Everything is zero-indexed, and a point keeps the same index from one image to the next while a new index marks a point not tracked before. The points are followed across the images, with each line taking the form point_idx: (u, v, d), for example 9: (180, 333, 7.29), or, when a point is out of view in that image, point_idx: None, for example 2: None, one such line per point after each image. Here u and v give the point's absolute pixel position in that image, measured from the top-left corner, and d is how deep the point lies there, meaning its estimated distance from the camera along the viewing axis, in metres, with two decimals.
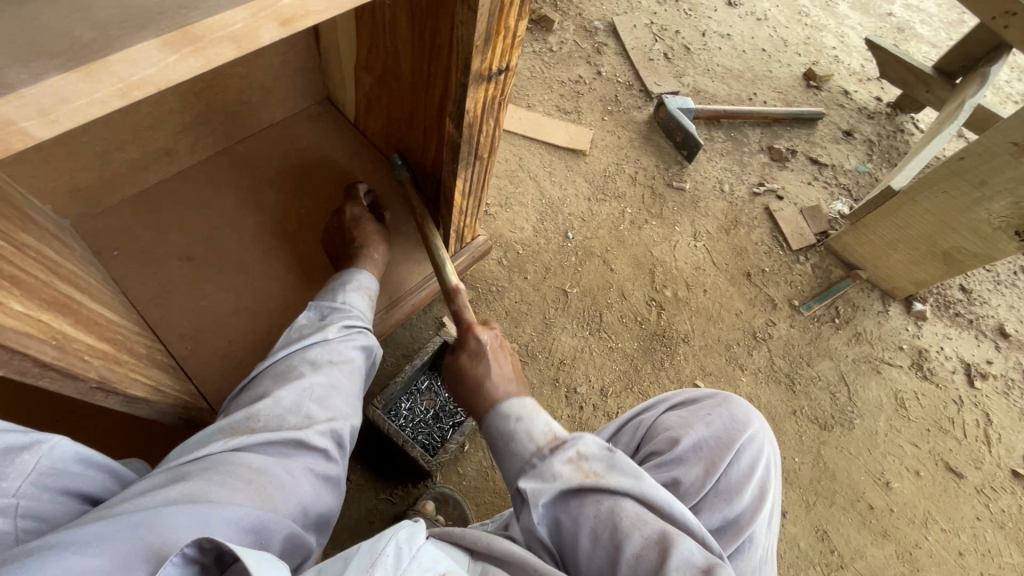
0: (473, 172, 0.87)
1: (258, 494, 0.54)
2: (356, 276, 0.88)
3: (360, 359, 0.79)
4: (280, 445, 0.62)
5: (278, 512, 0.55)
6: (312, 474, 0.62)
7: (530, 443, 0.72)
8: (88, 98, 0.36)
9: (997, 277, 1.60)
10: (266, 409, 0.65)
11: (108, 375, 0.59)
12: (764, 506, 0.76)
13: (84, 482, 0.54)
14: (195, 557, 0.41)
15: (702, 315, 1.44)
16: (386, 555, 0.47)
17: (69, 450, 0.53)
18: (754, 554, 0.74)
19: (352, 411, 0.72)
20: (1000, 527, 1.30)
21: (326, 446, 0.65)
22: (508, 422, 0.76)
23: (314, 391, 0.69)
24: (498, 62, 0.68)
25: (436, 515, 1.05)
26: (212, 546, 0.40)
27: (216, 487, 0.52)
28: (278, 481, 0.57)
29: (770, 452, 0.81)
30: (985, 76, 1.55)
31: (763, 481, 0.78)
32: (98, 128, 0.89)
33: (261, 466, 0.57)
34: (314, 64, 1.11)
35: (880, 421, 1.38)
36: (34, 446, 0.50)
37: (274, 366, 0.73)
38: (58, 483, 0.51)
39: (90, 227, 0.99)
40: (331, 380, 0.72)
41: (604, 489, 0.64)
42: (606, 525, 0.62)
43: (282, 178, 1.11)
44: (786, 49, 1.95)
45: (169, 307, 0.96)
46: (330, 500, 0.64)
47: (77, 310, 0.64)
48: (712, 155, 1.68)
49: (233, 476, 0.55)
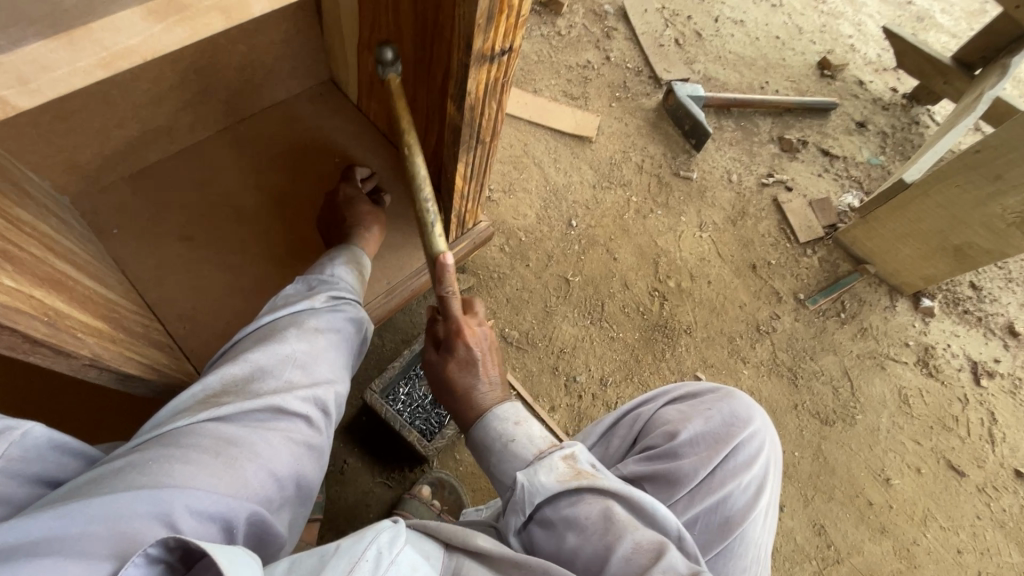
0: (474, 156, 0.85)
1: (231, 472, 0.54)
2: (351, 253, 0.87)
3: (348, 329, 0.77)
4: (257, 416, 0.60)
5: (249, 491, 0.55)
6: (289, 446, 0.61)
7: (531, 450, 0.73)
8: (70, 66, 0.35)
9: (1010, 274, 1.56)
10: (243, 379, 0.64)
11: (103, 352, 0.58)
12: (760, 502, 0.75)
13: (56, 467, 0.52)
14: (160, 556, 0.41)
15: (705, 307, 1.42)
16: (365, 560, 0.47)
17: (43, 437, 0.51)
18: (745, 550, 0.74)
19: (336, 379, 0.71)
20: (1000, 526, 1.29)
21: (306, 419, 0.64)
22: (505, 425, 0.77)
23: (297, 359, 0.68)
24: (500, 42, 0.66)
25: (431, 500, 1.06)
26: (178, 543, 0.41)
27: (187, 465, 0.51)
28: (250, 457, 0.56)
29: (769, 450, 0.80)
30: (1006, 67, 1.51)
31: (760, 478, 0.77)
32: (97, 105, 0.88)
33: (230, 442, 0.56)
34: (317, 43, 1.09)
35: (883, 417, 1.36)
36: (5, 433, 0.48)
37: (258, 333, 0.71)
38: (27, 471, 0.50)
39: (90, 205, 0.99)
40: (313, 351, 0.70)
41: (599, 490, 0.65)
42: (597, 526, 0.62)
43: (284, 159, 1.10)
44: (802, 37, 1.91)
45: (168, 287, 0.96)
46: (311, 473, 0.64)
47: (72, 287, 0.64)
48: (721, 144, 1.65)
49: (200, 452, 0.53)
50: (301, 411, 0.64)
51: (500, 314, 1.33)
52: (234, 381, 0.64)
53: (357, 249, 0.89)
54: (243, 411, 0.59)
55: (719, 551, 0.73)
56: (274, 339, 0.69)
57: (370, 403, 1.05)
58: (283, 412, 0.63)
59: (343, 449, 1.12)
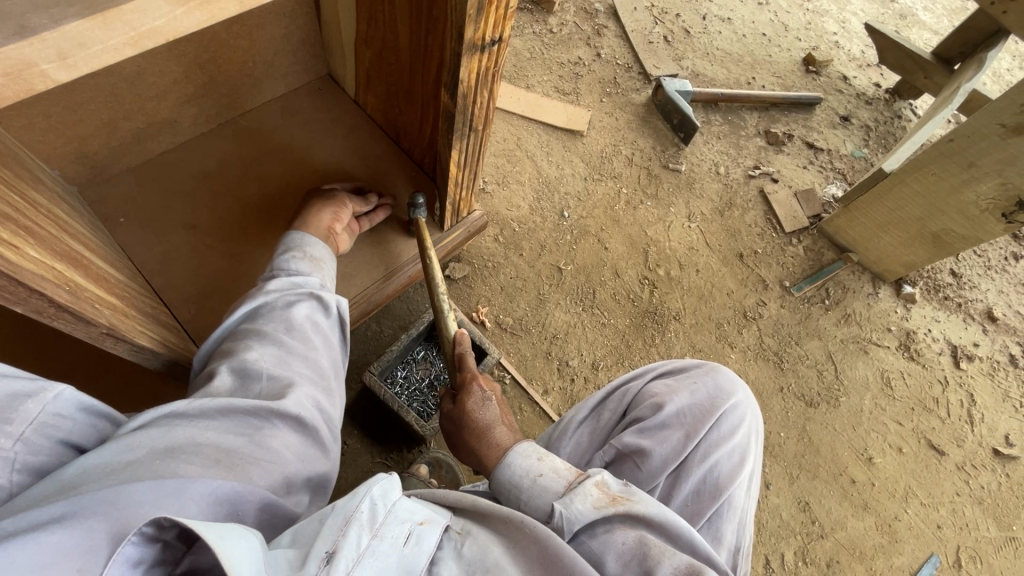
0: (468, 143, 0.89)
1: (232, 468, 0.56)
2: (292, 240, 0.89)
3: (326, 323, 0.80)
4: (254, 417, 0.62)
5: (255, 481, 0.57)
6: (290, 439, 0.63)
7: (559, 482, 0.70)
8: (103, 44, 0.39)
9: (988, 262, 1.62)
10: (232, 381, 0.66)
11: (118, 323, 0.61)
12: (744, 469, 0.79)
13: (86, 429, 0.56)
14: (155, 535, 0.43)
15: (694, 294, 1.47)
16: (360, 512, 0.51)
17: (72, 399, 0.55)
18: (731, 516, 0.78)
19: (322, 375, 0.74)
20: (978, 503, 1.34)
21: (307, 414, 0.66)
22: (529, 462, 0.73)
23: (282, 360, 0.70)
24: (491, 33, 0.70)
25: (429, 478, 1.10)
26: (171, 523, 0.42)
27: (191, 464, 0.53)
28: (253, 452, 0.58)
29: (751, 421, 0.85)
30: (982, 61, 1.56)
31: (743, 446, 0.81)
32: (105, 97, 0.91)
33: (232, 438, 0.58)
34: (316, 39, 1.13)
35: (866, 399, 1.41)
36: (39, 394, 0.52)
37: (241, 338, 0.73)
38: (59, 434, 0.53)
39: (98, 195, 1.03)
40: (301, 350, 0.73)
41: (635, 517, 0.63)
42: (635, 553, 0.60)
43: (284, 150, 1.14)
44: (787, 34, 1.96)
45: (174, 273, 1.00)
46: (316, 464, 0.66)
47: (87, 265, 0.67)
48: (708, 137, 1.70)
49: (202, 450, 0.55)
50: (302, 405, 0.66)
51: (494, 302, 1.37)
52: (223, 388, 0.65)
53: (317, 239, 0.91)
54: (240, 409, 0.61)
55: (708, 517, 0.77)
56: (262, 340, 0.71)
57: (369, 384, 1.09)
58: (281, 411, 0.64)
59: (342, 431, 1.16)
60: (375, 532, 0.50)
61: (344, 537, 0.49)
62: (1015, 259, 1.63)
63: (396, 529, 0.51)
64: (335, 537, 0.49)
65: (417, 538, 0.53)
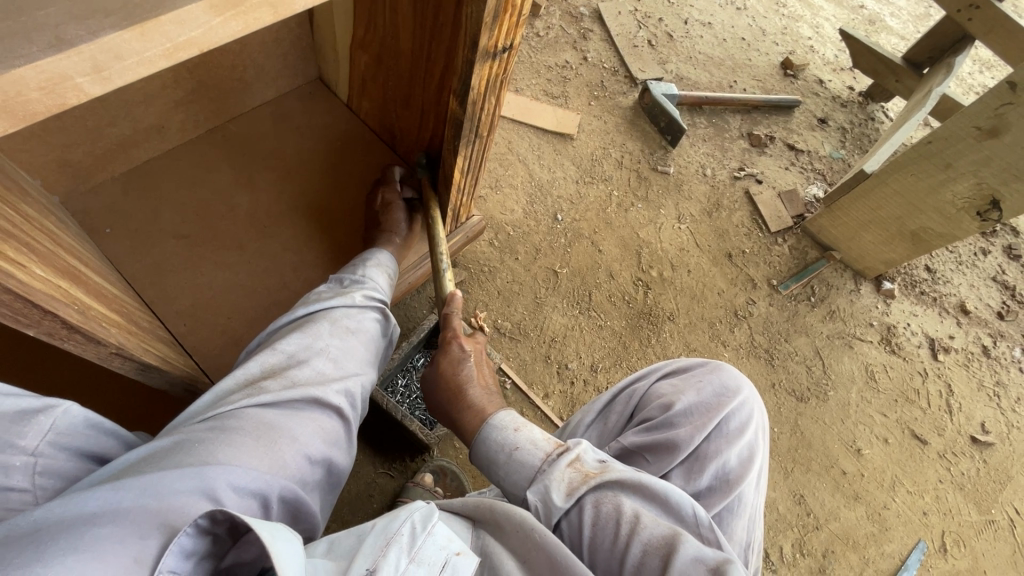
0: (472, 149, 0.89)
1: (271, 455, 0.55)
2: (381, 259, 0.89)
3: (376, 328, 0.80)
4: (294, 405, 0.61)
5: (286, 471, 0.56)
6: (324, 432, 0.62)
7: (536, 454, 0.73)
8: (139, 56, 0.38)
9: (960, 257, 1.69)
10: (280, 367, 0.65)
11: (125, 341, 0.59)
12: (753, 465, 0.80)
13: (97, 444, 0.53)
14: (209, 528, 0.42)
15: (686, 295, 1.49)
16: (401, 534, 0.48)
17: (80, 416, 0.52)
18: (743, 512, 0.79)
19: (364, 373, 0.73)
20: (959, 489, 1.40)
21: (340, 410, 0.65)
22: (505, 434, 0.77)
23: (330, 353, 0.69)
24: (503, 39, 0.69)
25: (434, 487, 1.10)
26: (226, 516, 0.41)
27: (234, 448, 0.52)
28: (290, 438, 0.58)
29: (758, 418, 0.86)
30: (950, 66, 1.63)
31: (752, 443, 0.82)
32: (90, 102, 0.87)
33: (271, 424, 0.58)
34: (307, 42, 1.11)
35: (852, 392, 1.46)
36: (48, 410, 0.49)
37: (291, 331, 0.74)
38: (74, 445, 0.50)
39: (81, 204, 0.98)
40: (348, 344, 0.72)
41: (609, 485, 0.66)
42: (608, 531, 0.62)
43: (276, 156, 1.11)
44: (765, 39, 2.01)
45: (167, 285, 0.96)
46: (340, 461, 0.65)
47: (85, 280, 0.64)
48: (694, 140, 1.74)
49: (243, 433, 0.55)
50: (338, 402, 0.65)
51: (491, 306, 1.36)
52: (270, 371, 0.64)
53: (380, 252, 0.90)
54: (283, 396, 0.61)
55: (721, 514, 0.78)
56: (313, 329, 0.71)
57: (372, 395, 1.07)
58: (321, 404, 0.63)
59: None
60: (413, 555, 0.47)
61: (384, 557, 0.47)
62: (984, 254, 1.71)
63: (433, 555, 0.48)
64: (375, 556, 0.47)
65: (452, 570, 0.49)
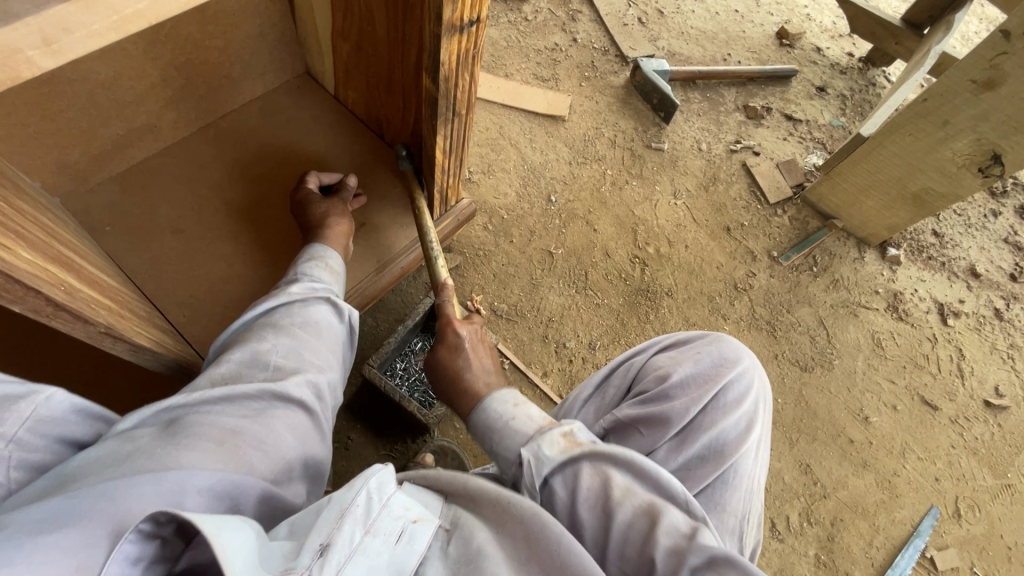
0: (452, 129, 0.90)
1: (235, 455, 0.55)
2: (315, 250, 0.91)
3: (330, 321, 0.81)
4: (254, 405, 0.62)
5: (256, 470, 0.56)
6: (290, 427, 0.63)
7: (530, 425, 0.73)
8: None
9: (969, 220, 1.65)
10: (234, 373, 0.66)
11: (115, 322, 0.61)
12: (750, 437, 0.79)
13: (81, 429, 0.55)
14: (154, 532, 0.42)
15: (684, 270, 1.48)
16: (356, 506, 0.49)
17: (66, 402, 0.53)
18: (740, 483, 0.78)
19: (324, 366, 0.74)
20: (973, 454, 1.37)
21: (304, 402, 0.66)
22: (506, 407, 0.77)
23: (282, 352, 0.71)
24: (468, 14, 0.70)
25: (435, 466, 1.11)
26: (169, 517, 0.41)
27: (194, 451, 0.53)
28: (254, 438, 0.58)
29: (758, 389, 0.85)
30: (950, 23, 1.59)
31: (750, 414, 0.82)
32: (82, 103, 0.90)
33: (233, 425, 0.58)
34: (291, 36, 1.13)
35: (858, 360, 1.44)
36: (30, 396, 0.51)
37: (240, 335, 0.74)
38: (54, 432, 0.52)
39: (82, 205, 1.02)
40: (302, 341, 0.74)
41: (598, 459, 0.65)
42: (598, 494, 0.63)
43: (267, 149, 1.14)
44: (759, 10, 1.98)
45: (165, 278, 0.99)
46: (315, 452, 0.65)
47: (78, 268, 0.67)
48: (689, 115, 1.72)
49: (205, 437, 0.55)
50: (300, 395, 0.66)
51: (488, 289, 1.37)
52: (224, 378, 0.65)
53: (328, 248, 0.94)
54: (241, 397, 0.61)
55: (715, 486, 0.77)
56: (264, 335, 0.72)
57: (370, 377, 1.10)
58: (283, 400, 0.64)
59: (347, 426, 1.16)
60: (369, 527, 0.49)
61: (339, 530, 0.48)
62: (994, 216, 1.67)
63: (389, 526, 0.50)
64: (329, 529, 0.48)
65: (410, 536, 0.52)
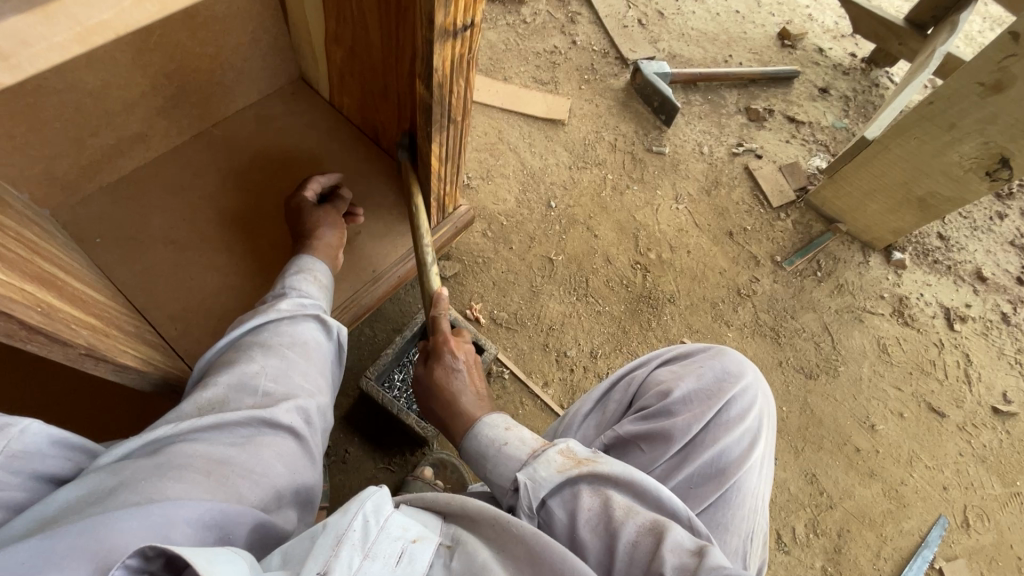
0: (448, 135, 0.88)
1: (223, 485, 0.53)
2: (303, 262, 0.89)
3: (319, 339, 0.78)
4: (242, 431, 0.60)
5: (245, 500, 0.54)
6: (279, 453, 0.61)
7: (523, 450, 0.71)
8: None
9: (974, 223, 1.63)
10: (220, 397, 0.64)
11: (96, 343, 0.59)
12: (754, 454, 0.77)
13: (57, 465, 0.52)
14: (141, 566, 0.40)
15: (687, 276, 1.46)
16: (352, 530, 0.47)
17: (42, 434, 0.51)
18: (743, 502, 0.76)
19: (314, 388, 0.72)
20: (981, 461, 1.35)
21: (293, 427, 0.64)
22: (496, 432, 0.76)
23: (270, 373, 0.68)
24: (462, 18, 0.68)
25: (434, 480, 1.09)
26: (157, 551, 0.40)
27: (180, 483, 0.51)
28: (242, 467, 0.56)
29: (762, 405, 0.83)
30: (955, 24, 1.56)
31: (754, 430, 0.79)
32: (70, 114, 0.88)
33: (220, 455, 0.56)
34: (285, 41, 1.10)
35: (864, 366, 1.42)
36: (4, 429, 0.48)
37: (225, 358, 0.72)
38: (28, 467, 0.50)
39: (72, 216, 1.00)
40: (290, 362, 0.71)
41: (601, 478, 0.63)
42: (600, 516, 0.61)
43: (261, 158, 1.12)
44: (760, 10, 1.96)
45: (157, 290, 0.97)
46: (306, 478, 0.64)
47: (61, 287, 0.65)
48: (690, 118, 1.70)
49: (192, 468, 0.53)
50: (289, 420, 0.64)
51: (487, 298, 1.35)
52: (209, 402, 0.63)
53: (314, 258, 0.91)
54: (229, 423, 0.59)
55: (719, 506, 0.75)
56: (252, 355, 0.70)
57: (367, 390, 1.07)
58: (272, 425, 0.62)
59: (344, 439, 1.14)
60: (367, 551, 0.47)
61: (336, 558, 0.45)
62: (1000, 218, 1.64)
63: (388, 548, 0.48)
64: (326, 557, 0.45)
65: (410, 557, 0.50)
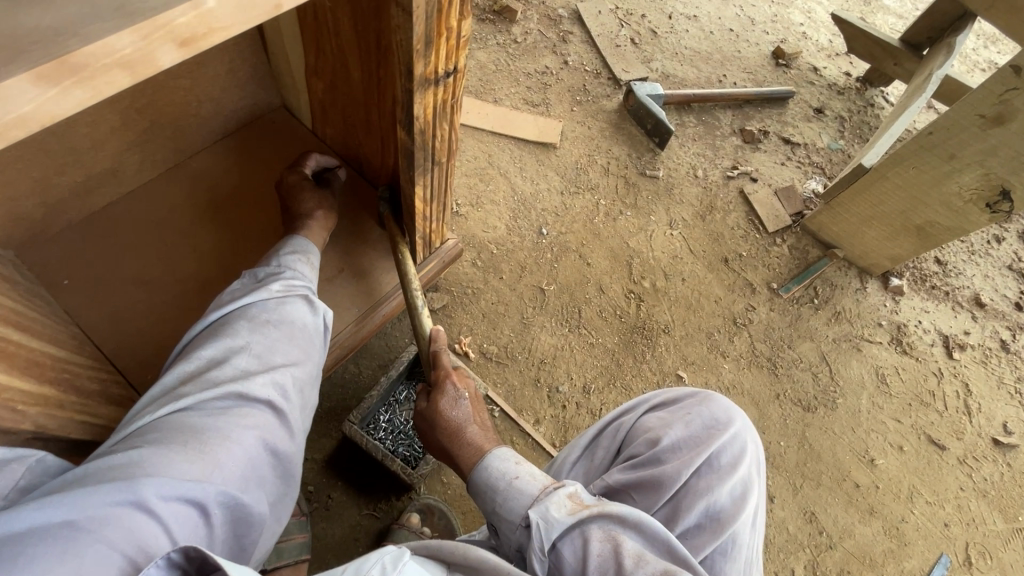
0: (432, 177, 0.84)
1: (199, 459, 0.54)
2: (297, 241, 0.83)
3: (308, 316, 0.74)
4: (219, 404, 0.59)
5: (223, 472, 0.55)
6: (258, 427, 0.60)
7: (535, 485, 0.68)
8: None
9: (972, 247, 1.61)
10: (201, 370, 0.63)
11: (45, 423, 0.61)
12: (748, 504, 0.73)
13: None
14: (178, 561, 0.41)
15: (682, 305, 1.43)
16: None
17: (53, 465, 0.57)
18: (738, 555, 0.71)
19: (298, 361, 0.69)
20: (982, 495, 1.32)
21: (272, 402, 0.63)
22: (506, 465, 0.73)
23: (252, 347, 0.66)
24: (444, 65, 0.64)
25: (421, 527, 1.05)
26: (198, 553, 0.41)
27: (157, 457, 0.52)
28: (218, 440, 0.56)
29: (753, 451, 0.78)
30: (951, 46, 1.54)
31: (746, 479, 0.75)
32: (34, 154, 0.83)
33: (197, 429, 0.56)
34: (265, 70, 1.06)
35: (863, 398, 1.38)
36: (22, 458, 0.55)
37: (210, 327, 0.70)
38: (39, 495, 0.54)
39: (37, 258, 0.95)
40: (273, 335, 0.69)
41: (610, 519, 0.60)
42: (611, 563, 0.57)
43: (238, 192, 1.07)
44: (754, 28, 1.93)
45: (127, 335, 0.92)
46: (286, 450, 0.63)
47: (15, 353, 0.60)
48: (684, 140, 1.66)
49: (170, 443, 0.54)
50: (268, 395, 0.63)
51: (477, 330, 1.31)
52: (191, 374, 0.63)
53: (298, 238, 0.85)
54: (205, 399, 0.59)
55: (713, 560, 0.70)
56: (234, 328, 0.68)
57: (350, 435, 1.02)
58: (250, 400, 0.61)
59: (326, 484, 1.10)
60: None
61: None
62: (997, 242, 1.62)
63: None
64: None
65: None
